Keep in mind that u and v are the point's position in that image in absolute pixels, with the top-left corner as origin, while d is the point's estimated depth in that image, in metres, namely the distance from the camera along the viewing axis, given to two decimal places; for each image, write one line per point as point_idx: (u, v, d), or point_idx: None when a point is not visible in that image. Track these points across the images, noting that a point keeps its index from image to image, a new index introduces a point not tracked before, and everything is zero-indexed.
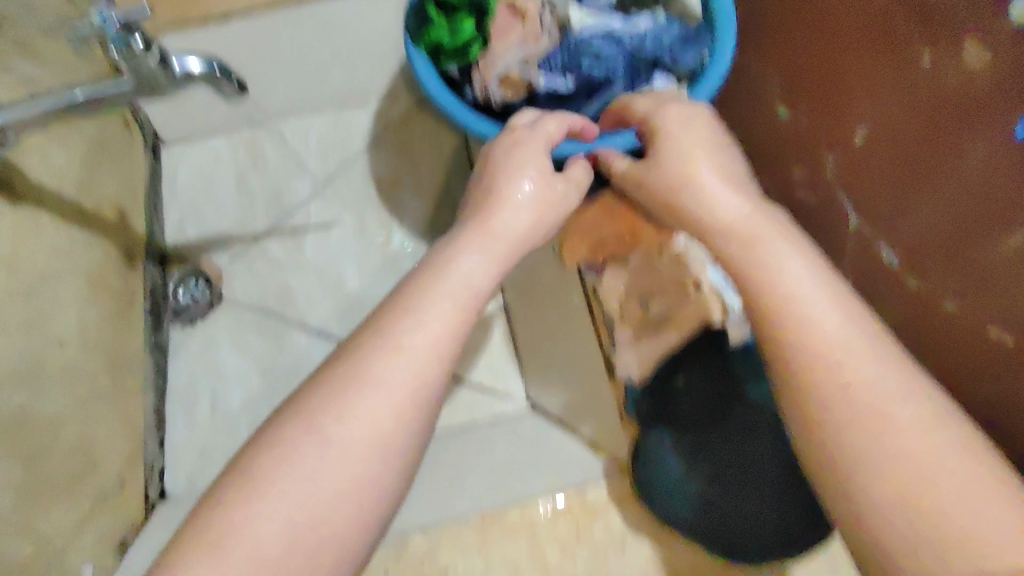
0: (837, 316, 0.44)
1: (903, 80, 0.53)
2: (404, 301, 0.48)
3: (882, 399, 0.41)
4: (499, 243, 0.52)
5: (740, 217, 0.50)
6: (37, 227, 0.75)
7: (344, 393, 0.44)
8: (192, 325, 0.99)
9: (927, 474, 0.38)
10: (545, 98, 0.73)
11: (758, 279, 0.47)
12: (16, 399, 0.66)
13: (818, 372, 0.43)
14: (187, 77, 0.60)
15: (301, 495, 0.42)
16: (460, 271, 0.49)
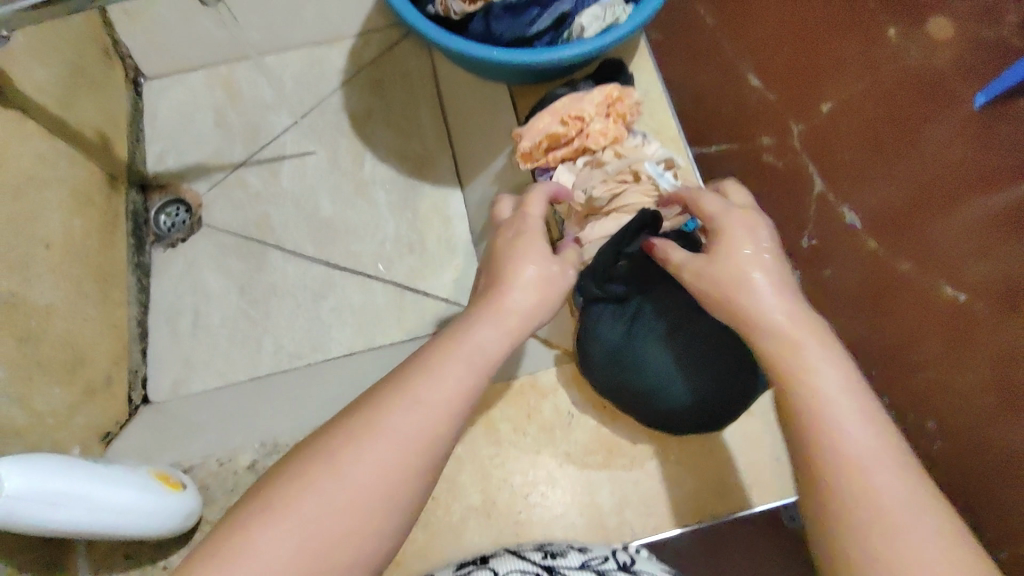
0: (842, 392, 0.46)
1: (869, 55, 0.84)
2: (426, 358, 0.47)
3: (874, 473, 0.42)
4: (507, 323, 0.51)
5: (785, 318, 0.49)
6: (24, 133, 0.79)
7: (357, 444, 0.43)
8: (174, 247, 1.03)
9: (902, 531, 0.40)
10: (499, 8, 0.75)
11: (784, 361, 0.48)
12: (6, 286, 0.70)
13: (828, 461, 0.44)
14: None
15: (312, 526, 0.41)
16: (474, 344, 0.49)
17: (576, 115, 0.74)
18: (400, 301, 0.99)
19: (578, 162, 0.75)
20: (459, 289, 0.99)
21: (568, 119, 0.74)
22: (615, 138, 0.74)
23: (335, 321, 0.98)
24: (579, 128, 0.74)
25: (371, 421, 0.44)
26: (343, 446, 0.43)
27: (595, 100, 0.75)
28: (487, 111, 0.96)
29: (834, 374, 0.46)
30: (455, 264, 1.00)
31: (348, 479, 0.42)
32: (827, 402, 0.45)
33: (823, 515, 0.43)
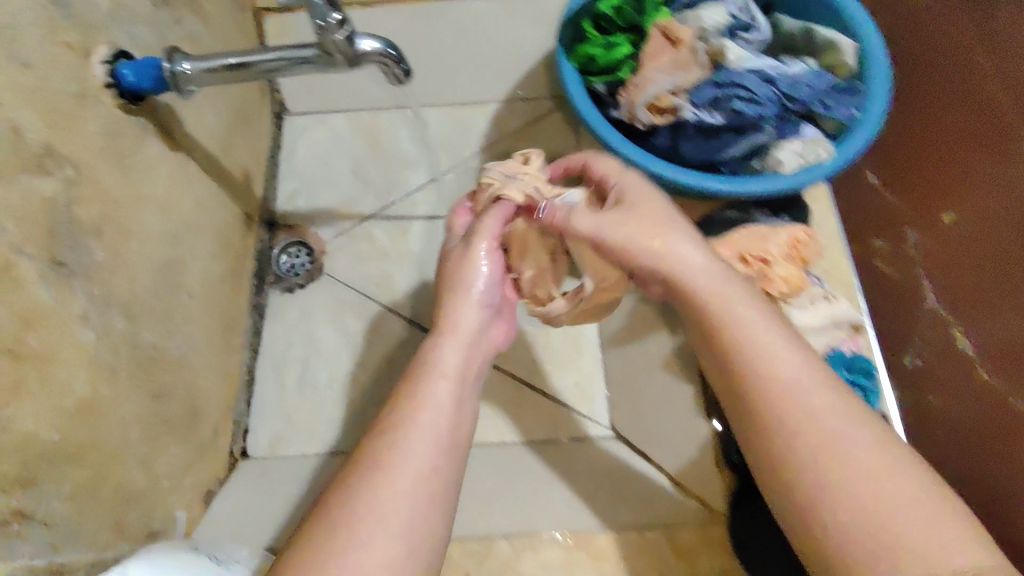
0: (778, 350, 0.51)
1: (1007, 172, 0.66)
2: (407, 397, 0.56)
3: (829, 427, 0.47)
4: (465, 337, 0.61)
5: (712, 277, 0.54)
6: (184, 176, 0.78)
7: (371, 484, 0.50)
8: (291, 292, 1.01)
9: (901, 524, 0.43)
10: (692, 130, 0.72)
11: (729, 327, 0.52)
12: (150, 339, 0.69)
13: (814, 476, 0.46)
14: (363, 56, 0.64)
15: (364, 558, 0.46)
16: (443, 362, 0.59)
17: (761, 258, 0.70)
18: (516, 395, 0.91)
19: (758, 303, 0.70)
20: (579, 394, 0.90)
21: (749, 258, 0.70)
22: (796, 284, 0.70)
23: None
24: (763, 272, 0.69)
25: (383, 459, 0.51)
26: (363, 482, 0.50)
27: (777, 237, 0.71)
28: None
29: (751, 330, 0.52)
30: (579, 365, 0.92)
31: (376, 509, 0.48)
32: (770, 362, 0.50)
33: (793, 483, 0.47)
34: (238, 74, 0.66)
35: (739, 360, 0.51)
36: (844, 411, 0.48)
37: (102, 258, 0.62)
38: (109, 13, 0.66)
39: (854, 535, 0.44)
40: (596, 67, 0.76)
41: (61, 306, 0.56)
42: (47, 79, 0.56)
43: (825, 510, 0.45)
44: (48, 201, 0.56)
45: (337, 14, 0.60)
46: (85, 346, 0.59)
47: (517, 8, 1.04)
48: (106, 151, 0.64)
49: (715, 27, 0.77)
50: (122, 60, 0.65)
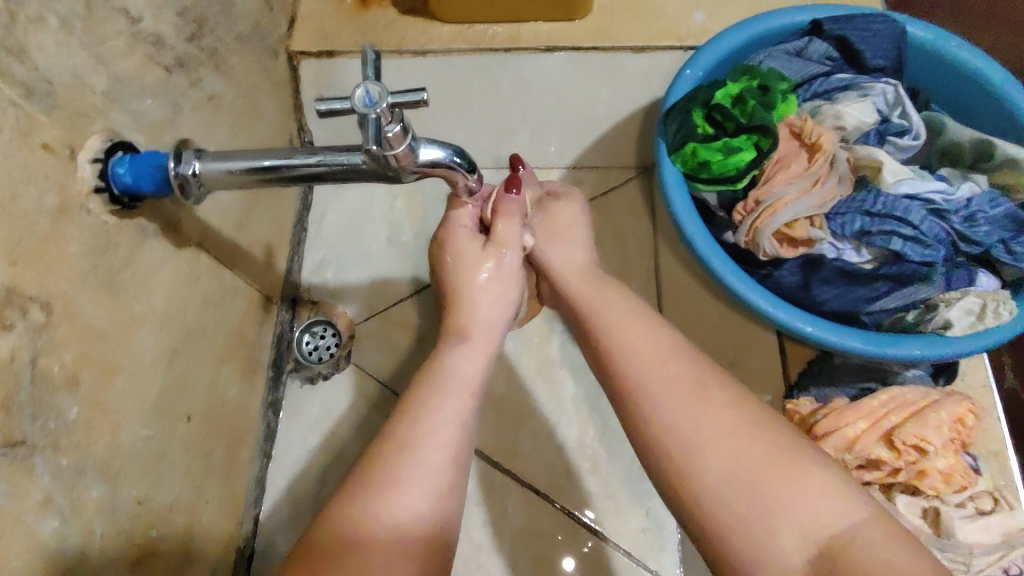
0: (640, 329, 0.49)
1: None
2: (419, 400, 0.46)
3: (679, 395, 0.43)
4: (487, 353, 0.51)
5: (582, 276, 0.56)
6: (194, 271, 0.63)
7: (388, 489, 0.41)
8: (313, 383, 0.84)
9: (768, 486, 0.39)
10: (832, 270, 0.60)
11: (595, 314, 0.52)
12: (134, 495, 0.55)
13: (680, 443, 0.42)
14: (426, 167, 0.49)
15: (397, 521, 0.40)
16: (459, 372, 0.48)
17: (915, 444, 0.57)
18: (572, 536, 0.76)
19: (899, 498, 0.58)
20: (646, 542, 0.75)
21: (901, 447, 0.57)
22: (957, 480, 0.58)
23: (488, 545, 0.76)
24: (915, 462, 0.57)
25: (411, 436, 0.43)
26: (389, 458, 0.42)
27: (941, 418, 0.57)
28: (736, 349, 0.78)
29: (616, 313, 0.51)
30: (647, 508, 0.77)
31: (390, 511, 0.40)
32: (631, 341, 0.48)
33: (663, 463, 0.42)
34: (263, 180, 0.50)
35: (608, 343, 0.49)
36: (699, 376, 0.45)
37: (78, 417, 0.49)
38: (109, 91, 0.52)
39: (718, 498, 0.39)
40: (708, 173, 0.62)
41: (14, 502, 0.43)
42: (14, 198, 0.43)
43: (694, 479, 0.40)
44: (5, 365, 0.42)
45: (397, 124, 0.45)
46: (47, 542, 0.46)
47: (594, 68, 0.83)
48: (91, 273, 0.50)
49: (859, 127, 0.64)
50: (120, 154, 0.51)
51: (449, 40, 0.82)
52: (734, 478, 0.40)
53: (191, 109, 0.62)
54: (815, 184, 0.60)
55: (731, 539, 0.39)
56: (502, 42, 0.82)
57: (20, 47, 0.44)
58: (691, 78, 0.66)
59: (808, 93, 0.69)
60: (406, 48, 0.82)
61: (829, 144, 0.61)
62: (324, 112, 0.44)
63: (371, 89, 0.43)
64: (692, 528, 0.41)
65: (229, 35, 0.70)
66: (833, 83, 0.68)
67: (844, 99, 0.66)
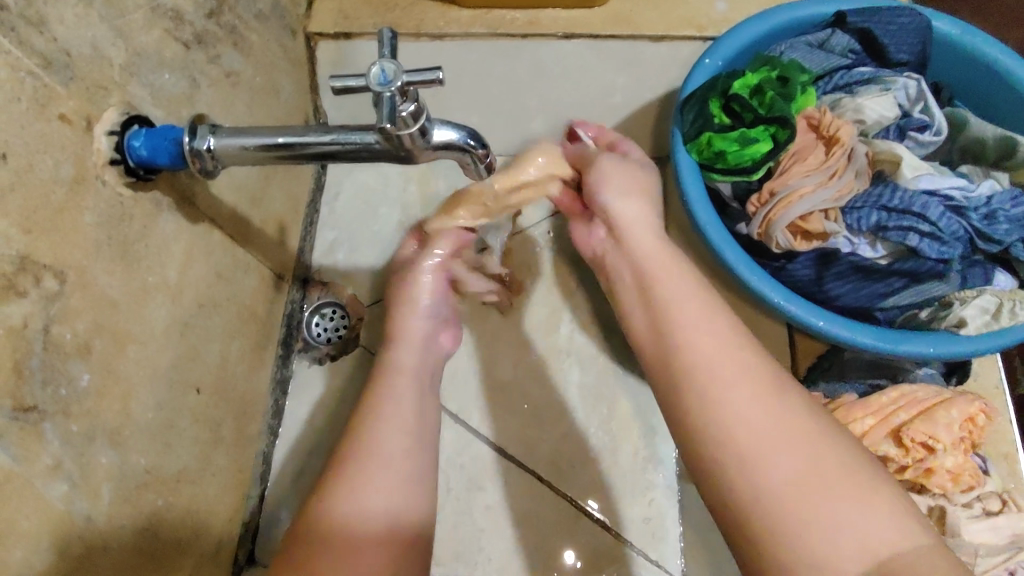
0: (713, 324, 0.50)
1: None
2: (368, 407, 0.61)
3: (756, 393, 0.45)
4: (418, 342, 0.69)
5: (648, 245, 0.60)
6: (207, 247, 0.64)
7: (350, 484, 0.55)
8: (321, 364, 0.85)
9: (834, 503, 0.40)
10: (847, 265, 0.59)
11: (664, 297, 0.54)
12: (143, 463, 0.55)
13: (742, 436, 0.43)
14: (439, 148, 0.48)
15: (356, 512, 0.54)
16: (400, 365, 0.66)
17: (924, 441, 0.56)
18: (572, 522, 0.76)
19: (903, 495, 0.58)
20: (646, 531, 0.75)
21: (906, 443, 0.57)
22: (966, 480, 0.57)
23: (490, 529, 0.76)
24: (921, 459, 0.56)
25: (358, 458, 0.56)
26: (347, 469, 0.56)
27: (951, 417, 0.57)
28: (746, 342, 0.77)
29: (683, 298, 0.53)
30: (649, 497, 0.76)
31: (353, 503, 0.54)
32: (699, 340, 0.49)
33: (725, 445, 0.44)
34: (274, 157, 0.50)
35: (676, 331, 0.51)
36: (766, 381, 0.46)
37: (89, 384, 0.49)
38: (127, 63, 0.52)
39: (782, 497, 0.41)
40: (722, 163, 0.62)
41: (24, 465, 0.44)
42: (30, 168, 0.44)
43: (764, 474, 0.42)
44: (17, 332, 0.43)
45: (411, 104, 0.45)
46: (55, 506, 0.46)
47: (614, 56, 0.82)
48: (106, 245, 0.50)
49: (879, 121, 0.63)
50: (135, 127, 0.51)
51: (468, 22, 0.80)
52: (799, 481, 0.41)
53: (209, 84, 0.63)
54: (832, 177, 0.59)
55: (789, 544, 0.40)
56: (520, 28, 0.80)
57: (39, 17, 0.44)
58: (710, 66, 0.66)
59: (828, 86, 0.69)
60: (425, 32, 0.81)
61: (847, 136, 0.60)
62: (339, 89, 0.45)
63: (388, 69, 0.44)
64: (731, 511, 0.43)
65: (248, 13, 0.70)
66: (854, 76, 0.68)
67: (864, 92, 0.65)
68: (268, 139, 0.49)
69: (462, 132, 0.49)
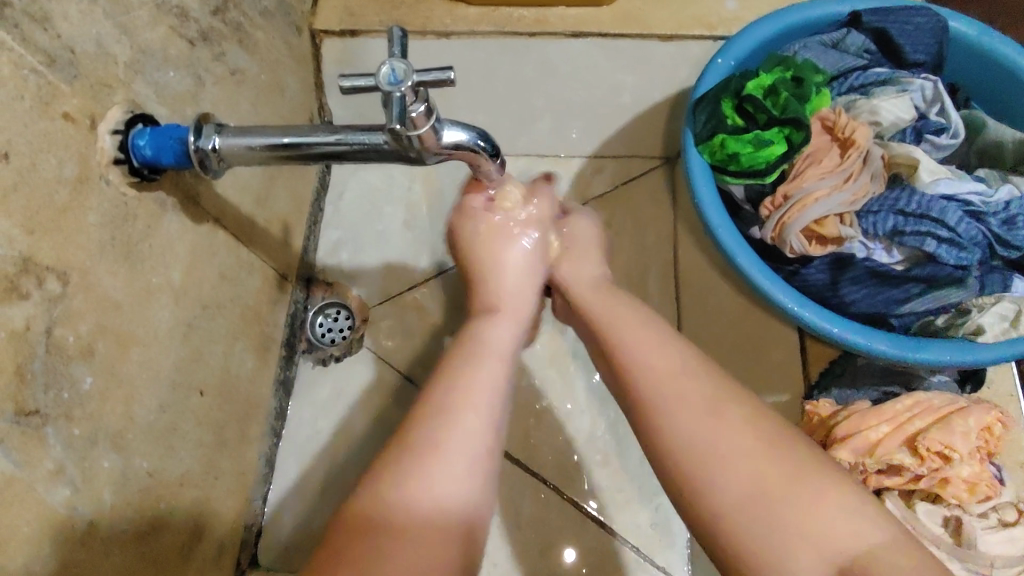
0: (655, 342, 0.45)
1: None
2: (446, 376, 0.44)
3: (694, 408, 0.41)
4: (519, 317, 0.50)
5: (592, 287, 0.53)
6: (212, 247, 0.63)
7: (410, 464, 0.40)
8: (325, 365, 0.84)
9: (790, 510, 0.36)
10: (862, 270, 0.58)
11: (603, 326, 0.49)
12: (146, 466, 0.55)
13: (683, 452, 0.40)
14: (449, 149, 0.47)
15: (427, 506, 0.39)
16: (492, 343, 0.47)
17: (940, 450, 0.55)
18: (578, 526, 0.75)
19: (918, 505, 0.57)
20: (653, 537, 0.74)
21: (923, 453, 0.55)
22: (983, 490, 0.56)
23: (495, 533, 0.75)
24: (938, 469, 0.55)
25: (436, 438, 0.41)
26: (419, 445, 0.40)
27: (969, 427, 0.56)
28: (754, 344, 0.76)
29: (624, 322, 0.48)
30: (656, 502, 0.76)
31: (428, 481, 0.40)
32: (641, 356, 0.45)
33: (672, 467, 0.40)
34: (281, 157, 0.49)
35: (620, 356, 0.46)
36: (712, 390, 0.42)
37: (91, 388, 0.48)
38: (132, 61, 0.51)
39: (731, 511, 0.37)
40: (735, 165, 0.61)
41: (25, 470, 0.43)
42: (34, 167, 0.43)
43: (706, 490, 0.38)
44: (19, 335, 0.42)
45: (422, 104, 0.44)
46: (56, 511, 0.45)
47: (623, 55, 0.80)
48: (109, 245, 0.49)
49: (895, 124, 0.63)
50: (140, 126, 0.50)
51: (475, 21, 0.78)
52: (750, 497, 0.37)
53: (214, 83, 0.62)
54: (847, 180, 0.59)
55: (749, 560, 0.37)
56: (529, 26, 0.78)
57: (43, 13, 0.44)
58: (722, 67, 0.65)
59: (842, 87, 0.67)
60: (431, 29, 0.79)
61: (863, 139, 0.59)
62: (348, 89, 0.44)
63: (397, 67, 0.43)
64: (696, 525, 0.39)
65: (254, 10, 0.69)
66: (870, 77, 0.66)
67: (880, 94, 0.64)
68: (276, 139, 0.48)
69: (473, 134, 0.48)
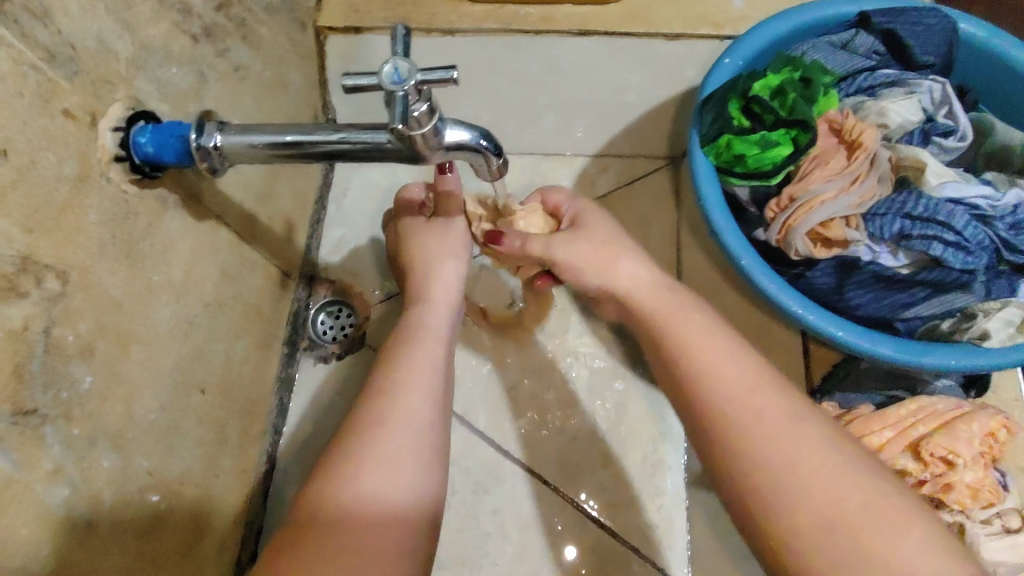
0: (729, 355, 0.46)
1: None
2: (388, 377, 0.52)
3: (777, 419, 0.42)
4: (444, 302, 0.60)
5: (652, 290, 0.52)
6: (214, 245, 0.63)
7: (360, 455, 0.46)
8: (326, 362, 0.83)
9: (877, 528, 0.37)
10: (868, 274, 0.57)
11: (674, 336, 0.48)
12: (147, 465, 0.55)
13: (764, 464, 0.40)
14: (450, 148, 0.47)
15: (375, 489, 0.45)
16: (429, 326, 0.57)
17: (944, 456, 0.55)
18: (578, 527, 0.75)
19: None
20: (652, 538, 0.74)
21: (925, 456, 0.55)
22: (987, 496, 0.55)
23: (495, 533, 0.75)
24: (941, 474, 0.55)
25: (373, 429, 0.48)
26: (365, 429, 0.48)
27: (973, 432, 0.55)
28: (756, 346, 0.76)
29: (695, 332, 0.48)
30: (657, 503, 0.75)
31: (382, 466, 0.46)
32: (719, 368, 0.45)
33: (750, 484, 0.40)
34: (284, 155, 0.49)
35: (693, 361, 0.46)
36: (793, 408, 0.42)
37: (92, 387, 0.48)
38: (134, 58, 0.51)
39: (813, 531, 0.38)
40: (742, 166, 0.60)
41: (24, 471, 0.43)
42: (34, 165, 0.43)
43: (788, 509, 0.39)
44: (18, 335, 0.42)
45: (424, 103, 0.43)
46: (56, 511, 0.45)
47: (626, 54, 0.80)
48: (110, 244, 0.49)
49: (903, 126, 0.62)
50: (141, 123, 0.50)
51: (480, 19, 0.79)
52: (833, 513, 0.38)
53: (217, 79, 0.61)
54: (854, 183, 0.58)
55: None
56: (534, 24, 0.79)
57: (43, 9, 0.43)
58: (730, 66, 0.64)
59: (851, 88, 0.66)
60: (436, 26, 0.79)
61: (870, 141, 0.59)
62: (351, 88, 0.43)
63: (400, 66, 0.42)
64: (770, 543, 0.39)
65: (258, 6, 0.68)
66: (878, 78, 0.66)
67: (888, 95, 0.63)
68: (279, 137, 0.48)
69: (474, 133, 0.48)
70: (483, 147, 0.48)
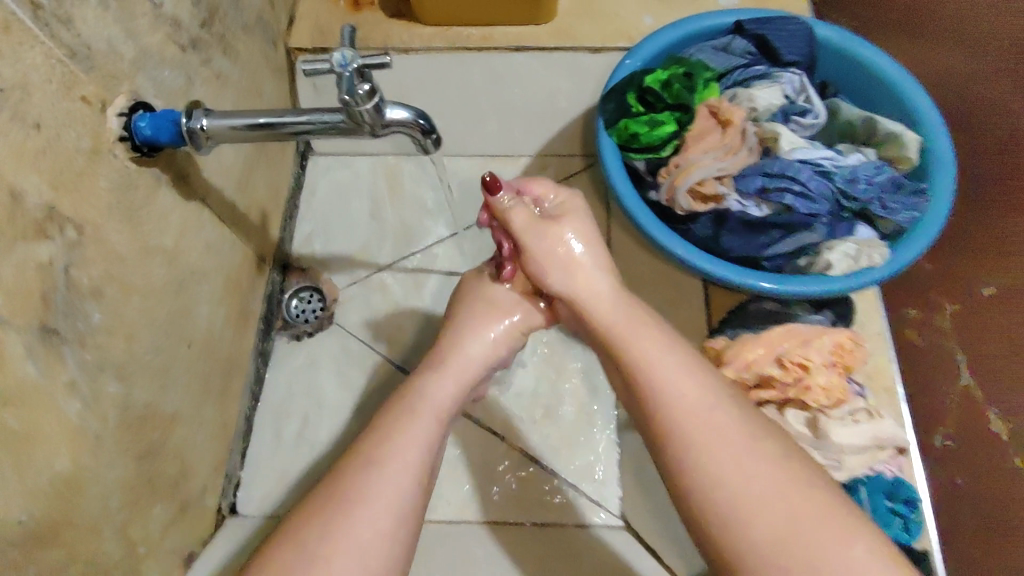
0: (687, 380, 0.53)
1: None
2: (383, 433, 0.56)
3: (729, 453, 0.49)
4: (459, 373, 0.64)
5: (610, 297, 0.62)
6: (199, 222, 0.74)
7: (338, 524, 0.50)
8: (299, 340, 0.94)
9: (811, 542, 0.45)
10: (736, 221, 0.71)
11: (639, 364, 0.56)
12: (143, 398, 0.65)
13: (711, 473, 0.48)
14: (391, 124, 0.59)
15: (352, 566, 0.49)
16: (429, 394, 0.61)
17: (800, 362, 0.69)
18: (521, 468, 0.85)
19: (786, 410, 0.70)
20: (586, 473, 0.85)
21: (787, 364, 0.69)
22: (837, 395, 0.69)
23: (449, 477, 0.85)
24: (800, 378, 0.69)
25: (358, 496, 0.51)
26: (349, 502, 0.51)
27: (824, 348, 0.70)
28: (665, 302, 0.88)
29: (661, 364, 0.55)
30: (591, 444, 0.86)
31: (348, 540, 0.50)
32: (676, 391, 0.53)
33: (700, 498, 0.49)
34: (258, 134, 0.61)
35: (652, 385, 0.54)
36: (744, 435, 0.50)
37: (99, 322, 0.59)
38: (135, 60, 0.63)
39: (760, 545, 0.46)
40: (637, 143, 0.74)
41: (47, 379, 0.53)
42: (58, 137, 0.54)
43: (741, 529, 0.47)
44: (45, 268, 0.53)
45: (366, 83, 0.55)
46: (71, 419, 0.55)
47: (557, 65, 0.94)
48: (115, 207, 0.60)
49: (767, 108, 0.76)
50: (140, 112, 0.62)
51: (429, 38, 0.93)
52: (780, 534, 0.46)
53: (201, 83, 0.73)
54: (728, 153, 0.72)
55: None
56: (474, 42, 0.92)
57: (67, 17, 0.55)
58: (630, 66, 0.78)
59: (730, 81, 0.80)
60: (391, 45, 0.93)
61: (738, 119, 0.73)
62: (310, 72, 0.56)
63: (347, 54, 0.55)
64: (713, 549, 0.48)
65: (237, 25, 0.81)
66: (750, 73, 0.80)
67: (757, 86, 0.78)
68: (253, 118, 0.61)
69: (410, 112, 0.60)
70: (419, 123, 0.60)
